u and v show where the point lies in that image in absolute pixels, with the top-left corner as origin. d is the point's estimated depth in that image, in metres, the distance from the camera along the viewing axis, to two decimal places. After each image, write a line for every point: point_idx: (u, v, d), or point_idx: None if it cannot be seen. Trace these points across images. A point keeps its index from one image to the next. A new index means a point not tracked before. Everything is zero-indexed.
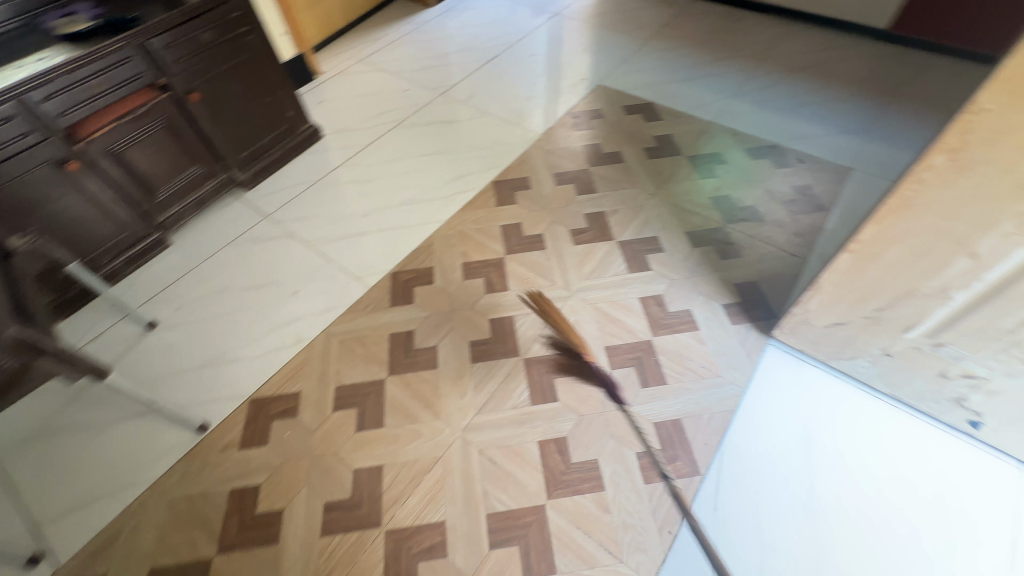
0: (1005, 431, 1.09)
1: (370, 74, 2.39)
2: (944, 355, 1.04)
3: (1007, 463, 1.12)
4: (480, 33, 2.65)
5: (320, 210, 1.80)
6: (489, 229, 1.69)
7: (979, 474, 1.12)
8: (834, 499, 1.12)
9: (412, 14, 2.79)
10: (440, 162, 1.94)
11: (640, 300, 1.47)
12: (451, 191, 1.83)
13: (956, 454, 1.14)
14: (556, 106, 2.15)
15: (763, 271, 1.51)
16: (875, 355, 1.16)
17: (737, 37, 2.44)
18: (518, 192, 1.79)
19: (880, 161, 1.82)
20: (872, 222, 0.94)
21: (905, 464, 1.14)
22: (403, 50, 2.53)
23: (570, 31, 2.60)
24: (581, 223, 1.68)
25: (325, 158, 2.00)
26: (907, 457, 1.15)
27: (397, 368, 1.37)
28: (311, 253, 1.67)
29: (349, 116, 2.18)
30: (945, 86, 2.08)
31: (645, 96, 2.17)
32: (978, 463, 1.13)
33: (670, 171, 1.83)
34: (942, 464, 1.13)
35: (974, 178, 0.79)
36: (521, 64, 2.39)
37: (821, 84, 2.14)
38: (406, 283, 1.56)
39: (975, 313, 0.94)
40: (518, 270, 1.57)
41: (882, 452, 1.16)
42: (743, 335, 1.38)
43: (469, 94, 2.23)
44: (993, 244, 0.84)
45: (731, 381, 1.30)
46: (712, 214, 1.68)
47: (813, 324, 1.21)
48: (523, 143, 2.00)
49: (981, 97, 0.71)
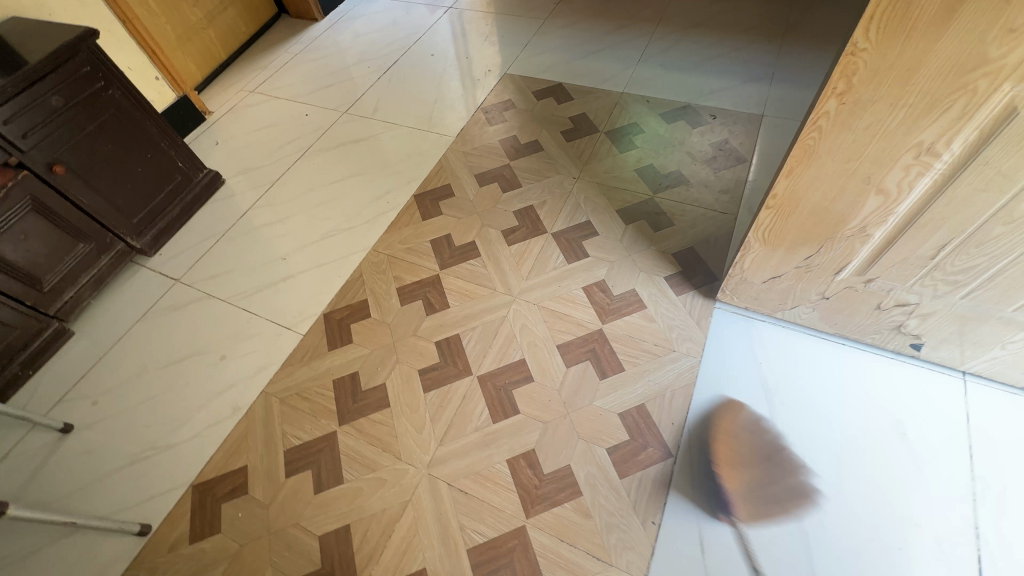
0: (944, 348, 1.12)
1: (265, 104, 2.23)
2: (876, 289, 1.06)
3: (952, 378, 1.17)
4: (375, 40, 2.52)
5: (235, 262, 1.67)
6: (419, 246, 1.61)
7: (930, 395, 1.15)
8: (803, 450, 1.13)
9: (300, 32, 2.63)
10: (355, 185, 1.83)
11: (584, 289, 1.44)
12: (372, 214, 1.73)
13: (905, 380, 1.18)
14: (467, 104, 2.07)
15: (697, 235, 1.51)
16: (814, 301, 1.17)
17: (633, 2, 2.42)
18: (442, 202, 1.72)
19: (788, 103, 1.84)
20: (783, 175, 0.93)
21: (861, 401, 1.17)
22: (297, 72, 2.38)
23: (467, 23, 2.52)
24: (512, 221, 1.63)
25: (231, 204, 1.85)
26: (862, 394, 1.18)
27: (347, 416, 1.28)
28: (233, 311, 1.54)
29: (250, 154, 2.03)
30: (834, 19, 2.14)
31: (553, 77, 2.12)
32: (927, 384, 1.16)
33: (591, 150, 1.80)
34: (894, 393, 1.17)
35: (866, 118, 0.78)
36: (423, 66, 2.29)
37: (721, 36, 2.16)
38: (341, 323, 1.46)
39: (895, 246, 0.95)
40: (456, 284, 1.50)
41: (838, 394, 1.19)
42: (689, 304, 1.37)
43: (374, 107, 2.12)
44: (899, 178, 0.84)
45: (686, 353, 1.29)
46: (639, 187, 1.66)
47: (752, 282, 1.21)
48: (439, 149, 1.91)
49: (856, 37, 0.69)
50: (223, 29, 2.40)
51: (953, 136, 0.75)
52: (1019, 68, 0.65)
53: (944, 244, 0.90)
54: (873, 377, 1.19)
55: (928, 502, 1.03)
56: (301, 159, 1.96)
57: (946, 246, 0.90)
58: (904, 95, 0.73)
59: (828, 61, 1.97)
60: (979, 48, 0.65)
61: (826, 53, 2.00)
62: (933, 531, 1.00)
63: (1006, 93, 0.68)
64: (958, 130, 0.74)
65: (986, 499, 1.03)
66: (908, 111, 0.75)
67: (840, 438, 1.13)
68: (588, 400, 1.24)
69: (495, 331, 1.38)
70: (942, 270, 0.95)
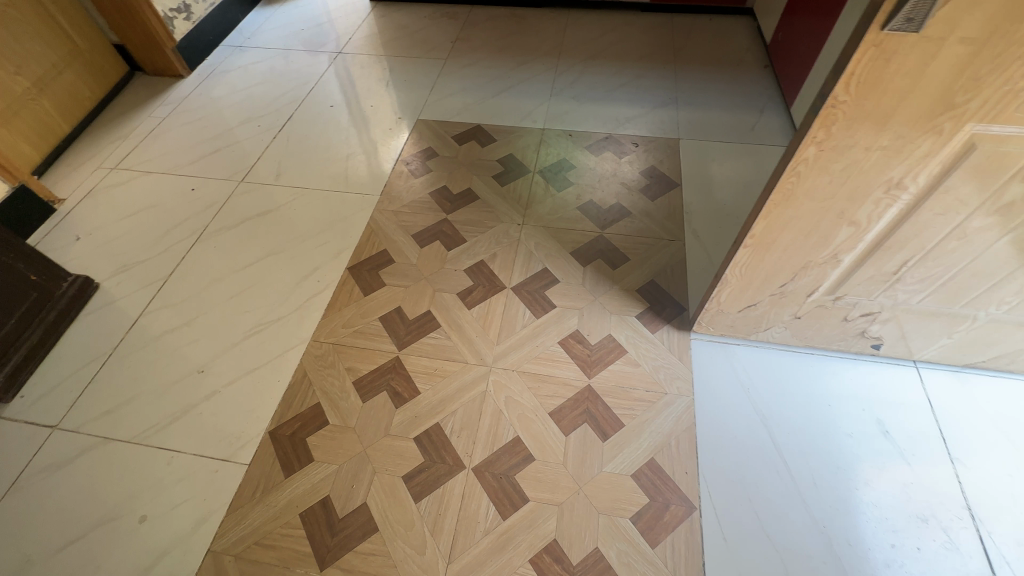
0: (900, 344, 1.22)
1: (134, 181, 1.87)
2: (844, 305, 1.11)
3: (907, 368, 1.28)
4: (259, 94, 2.25)
5: (134, 386, 1.34)
6: (368, 327, 1.42)
7: (895, 388, 1.25)
8: (809, 469, 1.15)
9: (163, 91, 2.27)
10: (274, 265, 1.58)
11: (560, 344, 1.36)
12: (303, 298, 1.50)
13: (872, 378, 1.27)
14: (384, 157, 1.92)
15: (655, 267, 1.51)
16: (786, 321, 1.21)
17: (529, 36, 2.44)
18: (383, 271, 1.55)
19: (697, 124, 1.96)
20: (761, 216, 0.94)
21: (843, 407, 1.23)
22: (169, 140, 2.04)
23: (361, 68, 2.35)
24: (465, 281, 1.51)
25: (113, 313, 1.50)
26: (841, 400, 1.24)
27: (329, 557, 1.07)
28: (144, 452, 1.23)
29: (127, 246, 1.67)
30: (713, 42, 2.33)
31: (469, 119, 2.05)
32: (891, 379, 1.26)
33: (529, 193, 1.75)
34: (867, 393, 1.25)
35: (842, 162, 0.80)
36: (324, 119, 2.09)
37: (620, 65, 2.25)
38: (293, 439, 1.23)
39: (863, 267, 1.00)
40: (421, 364, 1.34)
41: (822, 405, 1.24)
42: (667, 340, 1.35)
43: (276, 172, 1.87)
44: (869, 210, 0.88)
45: (678, 393, 1.27)
46: (586, 224, 1.64)
47: (728, 312, 1.22)
48: (364, 210, 1.73)
49: (837, 92, 0.70)
50: (60, 97, 1.99)
51: (919, 172, 0.79)
52: (979, 111, 0.70)
53: (905, 260, 0.96)
54: (846, 381, 1.27)
55: (926, 494, 1.11)
56: (197, 244, 1.66)
57: (907, 263, 0.97)
58: (878, 139, 0.76)
59: (720, 81, 2.13)
60: (946, 95, 0.69)
61: (716, 74, 2.16)
62: (938, 522, 1.08)
63: (967, 132, 0.73)
64: (924, 166, 0.78)
65: (968, 478, 1.13)
66: (882, 153, 0.77)
67: (837, 448, 1.18)
68: (597, 467, 1.16)
69: (479, 410, 1.26)
70: (902, 282, 1.03)
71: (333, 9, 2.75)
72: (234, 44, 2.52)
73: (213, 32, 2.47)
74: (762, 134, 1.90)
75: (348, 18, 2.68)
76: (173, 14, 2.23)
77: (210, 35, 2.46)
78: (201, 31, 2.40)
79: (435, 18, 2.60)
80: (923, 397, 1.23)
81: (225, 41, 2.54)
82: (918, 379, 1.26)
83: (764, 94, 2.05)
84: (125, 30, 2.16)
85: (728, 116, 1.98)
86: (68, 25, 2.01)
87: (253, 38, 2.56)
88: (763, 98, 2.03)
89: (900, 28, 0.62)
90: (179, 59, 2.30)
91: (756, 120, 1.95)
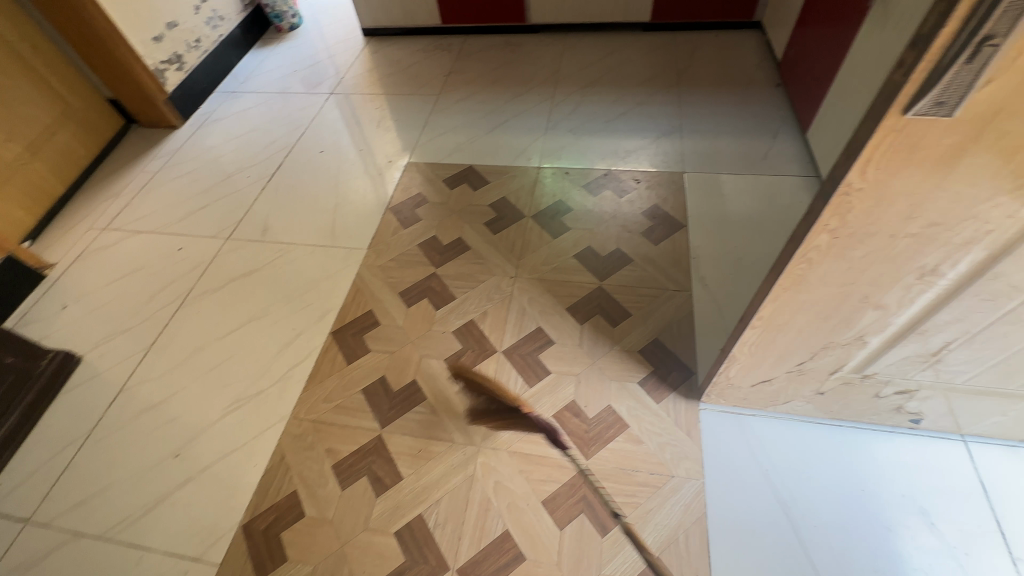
0: (944, 419, 1.05)
1: (123, 242, 1.84)
2: (874, 382, 0.97)
3: (953, 443, 1.11)
4: (251, 142, 2.21)
5: (109, 473, 1.29)
6: (350, 401, 1.33)
7: (940, 467, 1.09)
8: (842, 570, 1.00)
9: (157, 143, 2.26)
10: (257, 332, 1.52)
11: (555, 417, 1.25)
12: (284, 368, 1.42)
13: (911, 455, 1.11)
14: (371, 205, 1.83)
15: (659, 322, 1.38)
16: (808, 396, 1.06)
17: (525, 64, 2.34)
18: (367, 336, 1.46)
19: (704, 154, 1.82)
20: (766, 299, 0.81)
21: (878, 492, 1.08)
22: (160, 196, 2.00)
23: (354, 108, 2.30)
24: (454, 345, 1.41)
25: (93, 390, 1.45)
26: (876, 482, 1.09)
27: None
28: (115, 550, 1.17)
29: (111, 314, 1.63)
30: (719, 61, 2.20)
31: (461, 160, 1.96)
32: (935, 456, 1.10)
33: (523, 241, 1.64)
34: (907, 474, 1.09)
35: (864, 249, 0.67)
36: (313, 167, 2.02)
37: (620, 91, 2.13)
38: (268, 534, 1.15)
39: (894, 349, 0.85)
40: (405, 443, 1.24)
41: (853, 490, 1.08)
42: (674, 412, 1.22)
43: (263, 227, 1.82)
44: (899, 295, 0.73)
45: (687, 477, 1.13)
46: (584, 275, 1.52)
47: (740, 386, 1.09)
48: (349, 266, 1.65)
49: (850, 179, 0.57)
50: (53, 158, 1.99)
51: (959, 258, 0.65)
52: None
53: (947, 342, 0.81)
54: (880, 458, 1.11)
55: None
56: (181, 310, 1.61)
57: (950, 344, 0.82)
58: (905, 226, 0.62)
59: (728, 104, 1.99)
60: (991, 180, 0.55)
61: (723, 97, 2.02)
62: None
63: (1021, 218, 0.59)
64: (965, 252, 0.64)
65: None
66: (911, 240, 0.64)
67: (873, 543, 1.02)
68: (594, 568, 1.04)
69: (466, 498, 1.15)
70: (944, 362, 0.87)
71: (327, 47, 2.71)
72: (229, 89, 2.51)
73: (207, 79, 2.46)
74: (775, 163, 1.75)
75: (342, 55, 2.63)
76: (164, 66, 2.23)
77: (204, 83, 2.45)
78: (194, 79, 2.39)
79: (428, 51, 2.53)
80: (975, 478, 1.07)
81: (220, 87, 2.52)
82: (967, 456, 1.09)
83: (776, 116, 1.90)
84: (118, 86, 2.15)
85: (737, 144, 1.83)
86: (60, 86, 2.02)
87: (248, 82, 2.54)
88: (775, 121, 1.88)
89: (927, 112, 0.49)
90: (172, 110, 2.28)
91: (768, 147, 1.80)
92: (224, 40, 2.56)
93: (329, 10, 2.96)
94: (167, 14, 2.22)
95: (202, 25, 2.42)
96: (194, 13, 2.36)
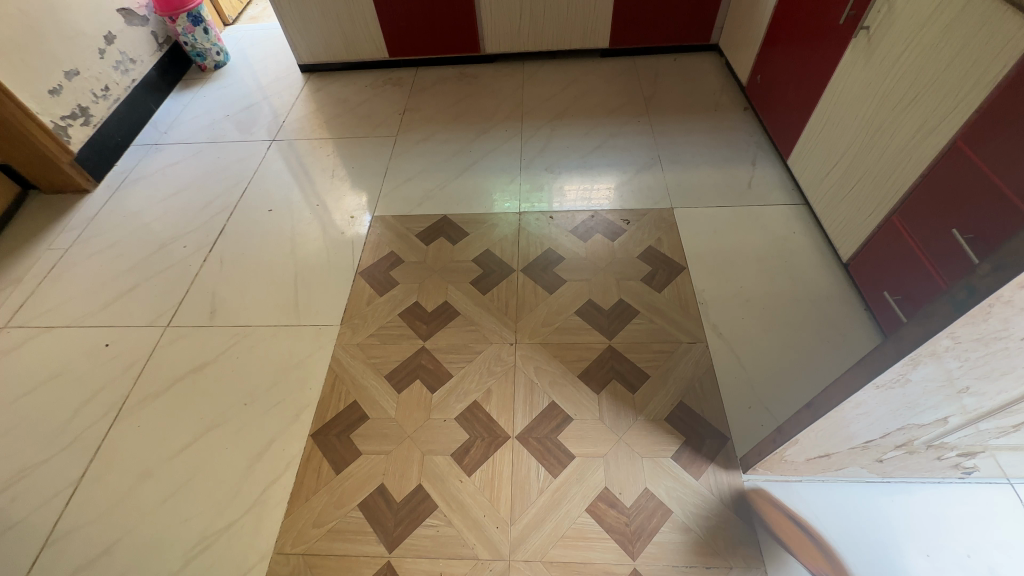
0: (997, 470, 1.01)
1: (31, 343, 1.51)
2: (941, 449, 0.90)
3: (1002, 489, 1.07)
4: (184, 203, 1.91)
5: None
6: (346, 522, 1.12)
7: (995, 518, 1.04)
8: None
9: (65, 212, 1.91)
10: (218, 444, 1.27)
11: (590, 511, 1.11)
12: (259, 488, 1.19)
13: (964, 507, 1.06)
14: (337, 272, 1.62)
15: (680, 383, 1.28)
16: (865, 463, 0.98)
17: (486, 97, 2.21)
18: (356, 434, 1.25)
19: (688, 187, 1.76)
20: (853, 392, 0.71)
21: (943, 556, 1.01)
22: (75, 279, 1.68)
23: (302, 155, 2.06)
24: (460, 434, 1.24)
25: (8, 547, 1.15)
26: (938, 545, 1.02)
27: None
28: None
29: (23, 440, 1.31)
30: (684, 86, 2.17)
31: (434, 209, 1.78)
32: (987, 506, 1.05)
33: (517, 300, 1.49)
34: (965, 531, 1.03)
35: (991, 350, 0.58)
36: (262, 229, 1.77)
37: (590, 123, 2.04)
38: None
39: (975, 426, 0.78)
40: (421, 568, 1.06)
41: (919, 557, 1.01)
42: (717, 488, 1.11)
43: (211, 308, 1.55)
44: (1003, 385, 0.66)
45: (746, 565, 1.02)
46: (591, 335, 1.39)
47: (793, 460, 0.99)
48: (322, 347, 1.43)
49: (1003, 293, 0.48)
50: None
51: None
52: None
53: None
54: (933, 513, 1.05)
55: None
56: (116, 425, 1.32)
57: None
58: None
59: (701, 132, 1.95)
60: None
61: (695, 124, 1.98)
62: None
63: None
64: None
65: None
66: None
67: None
68: None
69: None
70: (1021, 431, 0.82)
71: (261, 86, 2.44)
72: (150, 141, 2.19)
73: (121, 131, 2.14)
74: (761, 192, 1.71)
75: (279, 95, 2.38)
76: (67, 122, 1.90)
77: (118, 136, 2.12)
78: (106, 133, 2.07)
79: (378, 87, 2.34)
80: None
81: (138, 139, 2.20)
82: (1017, 501, 1.05)
83: (751, 143, 1.88)
84: (8, 150, 1.81)
85: (719, 174, 1.79)
86: None
87: (171, 131, 2.23)
88: (751, 148, 1.86)
89: None
90: (80, 171, 1.95)
91: (751, 175, 1.77)
92: (138, 84, 2.25)
93: (258, 44, 2.70)
94: (65, 61, 1.90)
95: (110, 70, 2.11)
96: (99, 57, 2.05)
